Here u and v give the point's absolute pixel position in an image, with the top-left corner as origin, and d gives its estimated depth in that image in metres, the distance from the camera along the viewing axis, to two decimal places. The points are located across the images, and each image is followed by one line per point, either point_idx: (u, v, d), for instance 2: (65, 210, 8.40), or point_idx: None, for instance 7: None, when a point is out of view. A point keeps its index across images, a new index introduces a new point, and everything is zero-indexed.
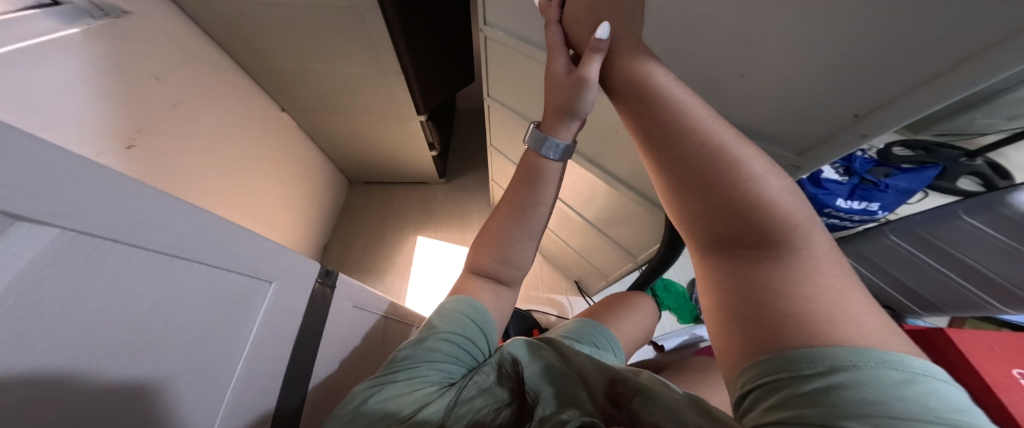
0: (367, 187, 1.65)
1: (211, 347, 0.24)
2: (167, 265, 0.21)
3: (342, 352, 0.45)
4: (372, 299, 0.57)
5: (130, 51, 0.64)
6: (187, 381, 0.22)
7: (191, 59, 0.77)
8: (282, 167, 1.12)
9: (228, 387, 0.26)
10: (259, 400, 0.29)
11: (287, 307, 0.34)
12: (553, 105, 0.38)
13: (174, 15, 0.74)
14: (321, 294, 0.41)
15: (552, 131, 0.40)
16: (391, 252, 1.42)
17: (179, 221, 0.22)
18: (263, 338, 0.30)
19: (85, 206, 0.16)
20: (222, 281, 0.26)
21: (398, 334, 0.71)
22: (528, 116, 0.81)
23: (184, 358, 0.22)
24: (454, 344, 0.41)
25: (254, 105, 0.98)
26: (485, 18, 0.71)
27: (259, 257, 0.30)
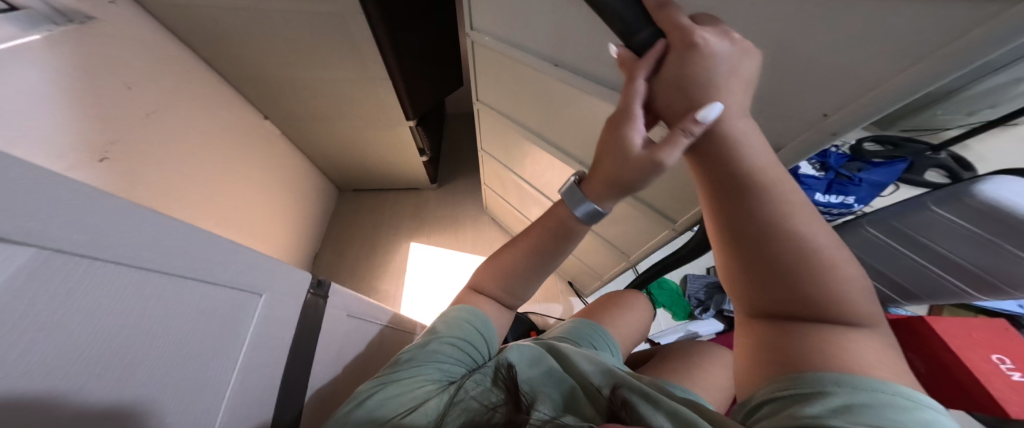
0: (357, 194, 1.69)
1: (195, 360, 0.28)
2: (140, 275, 0.24)
3: (317, 364, 0.48)
4: (364, 309, 0.65)
5: (99, 61, 0.65)
6: (171, 393, 0.26)
7: (158, 65, 0.78)
8: (269, 178, 1.16)
9: (206, 385, 0.29)
10: (236, 398, 0.32)
11: (266, 319, 0.38)
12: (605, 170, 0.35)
13: (144, 22, 0.76)
14: (311, 303, 0.48)
15: (594, 194, 0.37)
16: (383, 259, 1.47)
17: (160, 234, 0.25)
18: (238, 341, 0.33)
19: (63, 227, 0.18)
20: (206, 296, 0.30)
21: (390, 341, 0.79)
22: (520, 120, 0.86)
23: (169, 371, 0.26)
24: (456, 347, 0.43)
25: (233, 112, 1.00)
26: (471, 24, 0.77)
27: (245, 271, 0.35)
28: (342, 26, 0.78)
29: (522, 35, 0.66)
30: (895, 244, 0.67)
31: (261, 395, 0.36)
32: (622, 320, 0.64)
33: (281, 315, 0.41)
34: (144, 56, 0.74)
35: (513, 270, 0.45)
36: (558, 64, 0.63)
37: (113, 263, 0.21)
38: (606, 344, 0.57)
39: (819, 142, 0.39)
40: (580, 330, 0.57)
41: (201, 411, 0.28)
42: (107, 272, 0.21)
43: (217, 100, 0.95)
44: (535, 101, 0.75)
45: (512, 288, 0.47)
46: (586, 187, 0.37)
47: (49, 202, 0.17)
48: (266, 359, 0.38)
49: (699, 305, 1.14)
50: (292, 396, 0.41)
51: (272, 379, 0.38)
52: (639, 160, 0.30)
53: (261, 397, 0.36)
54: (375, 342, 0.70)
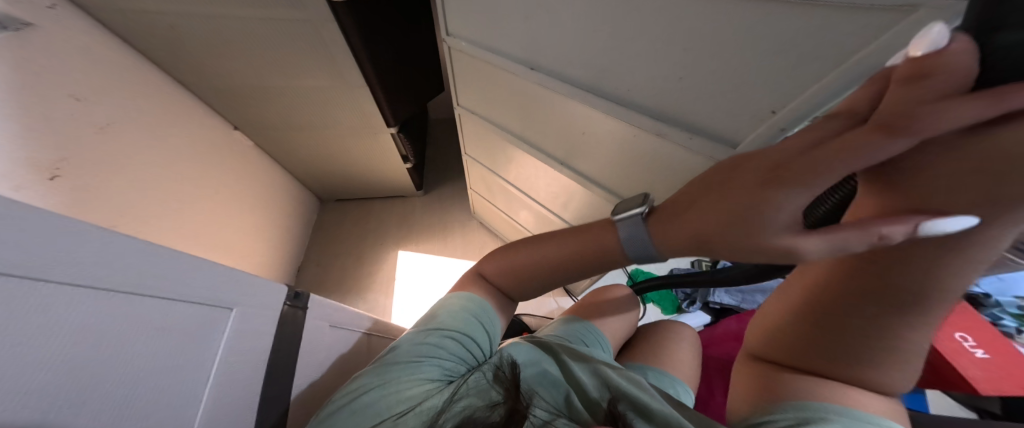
0: (340, 203, 1.65)
1: (156, 381, 0.26)
2: (85, 295, 0.22)
3: (299, 377, 0.46)
4: (348, 318, 0.63)
5: (48, 74, 0.62)
6: (132, 419, 0.24)
7: (108, 74, 0.73)
8: (243, 190, 1.12)
9: (173, 406, 0.27)
10: (209, 415, 0.31)
11: (241, 332, 0.36)
12: (707, 226, 0.25)
13: (92, 32, 0.73)
14: (289, 317, 0.45)
15: (662, 234, 0.29)
16: (370, 269, 1.44)
17: (106, 248, 0.23)
18: (206, 357, 0.31)
19: (8, 248, 0.17)
20: (168, 312, 0.28)
21: (378, 349, 0.77)
22: (499, 122, 0.86)
23: (127, 397, 0.24)
24: (457, 341, 0.41)
25: (198, 122, 0.96)
26: (448, 29, 0.77)
27: (215, 285, 0.33)
28: (314, 34, 0.77)
29: (495, 38, 0.66)
30: None
31: (238, 411, 0.35)
32: (609, 316, 0.65)
33: (259, 329, 0.39)
34: (92, 65, 0.71)
35: (533, 273, 0.41)
36: (533, 67, 0.63)
37: (55, 283, 0.20)
38: (596, 340, 0.57)
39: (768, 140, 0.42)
40: (568, 328, 0.57)
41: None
42: (47, 297, 0.19)
43: (178, 110, 0.90)
44: (513, 102, 0.76)
45: (525, 289, 0.44)
46: (654, 225, 0.30)
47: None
48: (242, 373, 0.36)
49: (686, 299, 1.16)
50: (273, 413, 0.40)
51: (252, 394, 0.37)
52: (773, 244, 0.22)
53: (239, 413, 0.35)
54: (363, 352, 0.68)
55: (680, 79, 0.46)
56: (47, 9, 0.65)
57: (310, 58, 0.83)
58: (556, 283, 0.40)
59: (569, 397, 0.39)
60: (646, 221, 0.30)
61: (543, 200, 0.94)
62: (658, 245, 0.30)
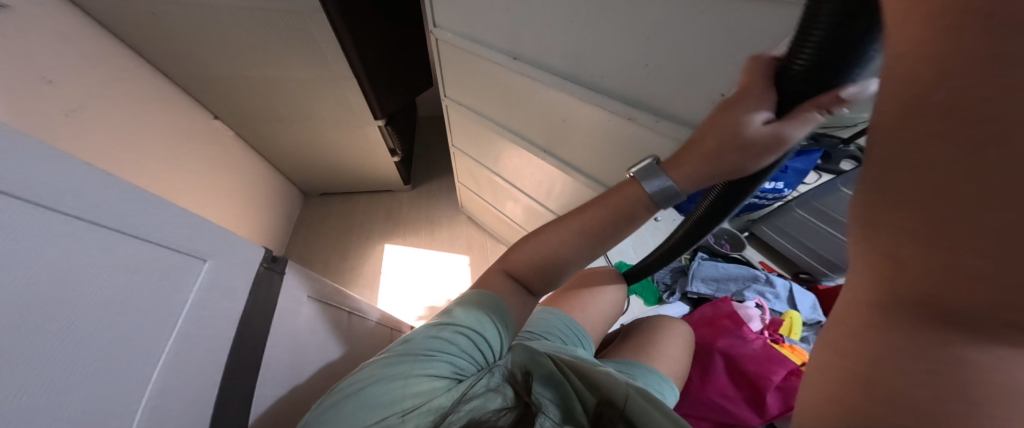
0: (325, 198, 1.62)
1: (128, 316, 0.27)
2: (42, 217, 0.22)
3: (279, 363, 0.46)
4: (332, 307, 0.63)
5: (15, 53, 0.59)
6: (100, 347, 0.25)
7: (80, 56, 0.70)
8: (224, 181, 1.09)
9: (139, 343, 0.28)
10: (173, 364, 0.30)
11: (214, 286, 0.37)
12: (707, 145, 0.33)
13: (64, 12, 0.69)
14: (264, 277, 0.45)
15: (677, 168, 0.36)
16: (355, 264, 1.43)
17: (48, 179, 0.23)
18: (176, 303, 0.32)
19: None
20: (141, 251, 0.29)
21: (363, 338, 0.76)
22: (483, 111, 0.87)
23: (96, 325, 0.24)
24: (471, 338, 0.41)
25: (176, 110, 0.93)
26: (435, 21, 0.76)
27: (187, 235, 0.34)
28: (299, 23, 0.75)
29: (477, 26, 0.67)
30: (811, 217, 1.10)
31: (207, 373, 0.34)
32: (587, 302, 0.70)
33: (232, 288, 0.39)
34: (70, 51, 0.69)
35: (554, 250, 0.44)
36: (516, 57, 0.64)
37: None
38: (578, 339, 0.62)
39: None
40: (548, 322, 0.63)
41: (127, 372, 0.26)
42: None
43: (154, 97, 0.87)
44: (496, 91, 0.77)
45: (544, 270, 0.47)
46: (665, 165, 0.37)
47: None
48: (210, 330, 0.35)
49: (667, 289, 1.22)
50: (249, 396, 0.39)
51: (218, 366, 0.36)
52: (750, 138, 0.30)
53: (206, 374, 0.34)
54: (347, 338, 0.69)
55: (646, 66, 0.49)
56: None
57: (293, 47, 0.82)
58: (580, 252, 0.44)
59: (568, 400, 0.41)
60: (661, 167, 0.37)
61: (528, 191, 0.96)
62: (675, 180, 0.37)
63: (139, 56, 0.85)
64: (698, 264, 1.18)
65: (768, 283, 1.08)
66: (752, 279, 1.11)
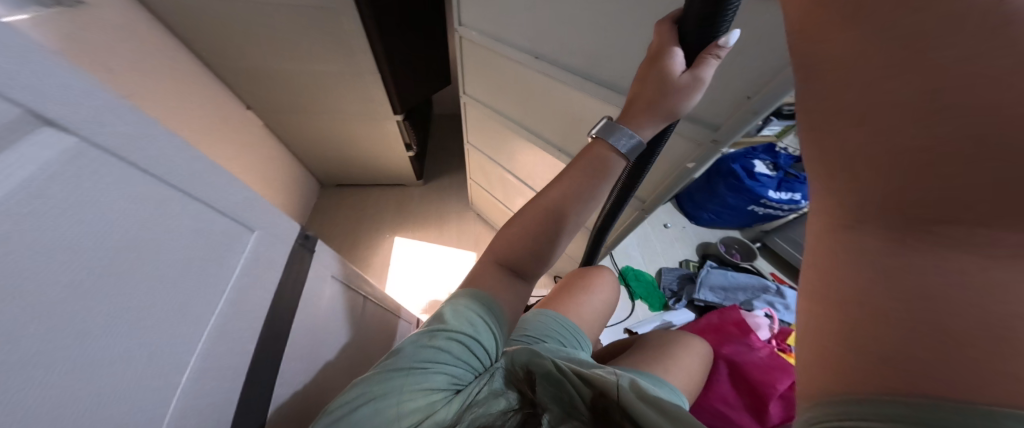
0: (339, 188, 1.66)
1: (193, 278, 0.30)
2: (138, 182, 0.24)
3: (301, 344, 0.49)
4: (349, 290, 0.67)
5: (81, 43, 0.62)
6: (167, 303, 0.27)
7: (138, 48, 0.74)
8: (254, 169, 1.13)
9: (196, 303, 0.30)
10: (215, 334, 0.32)
11: (258, 256, 0.39)
12: (652, 95, 0.41)
13: (126, 5, 0.73)
14: (297, 253, 0.48)
15: (632, 120, 0.44)
16: (366, 255, 1.46)
17: (148, 145, 0.25)
18: (229, 271, 0.34)
19: (95, 124, 0.21)
20: (210, 220, 0.32)
21: (373, 325, 0.79)
22: (500, 108, 0.88)
23: (167, 284, 0.27)
24: (461, 342, 0.42)
25: (215, 100, 0.97)
26: (460, 19, 0.78)
27: (248, 210, 0.37)
28: (331, 17, 0.78)
29: (502, 24, 0.68)
30: None
31: (246, 341, 0.36)
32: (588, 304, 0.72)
33: (271, 259, 0.41)
34: (130, 45, 0.72)
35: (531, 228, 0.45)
36: (539, 57, 0.65)
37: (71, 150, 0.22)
38: (577, 342, 0.65)
39: (745, 122, 0.46)
40: (546, 326, 0.64)
41: (185, 328, 0.29)
42: (87, 167, 0.21)
43: (197, 87, 0.90)
44: (516, 90, 0.78)
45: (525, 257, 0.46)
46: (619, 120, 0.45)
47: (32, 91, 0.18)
48: (254, 300, 0.38)
49: (673, 296, 1.21)
50: (273, 375, 0.41)
51: (254, 339, 0.38)
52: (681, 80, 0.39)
53: (241, 348, 0.36)
54: (360, 324, 0.71)
55: None
56: None
57: (324, 41, 0.85)
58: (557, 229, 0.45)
59: (566, 395, 0.41)
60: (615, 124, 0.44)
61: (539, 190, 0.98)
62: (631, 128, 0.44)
63: (187, 48, 0.88)
64: (707, 273, 1.18)
65: (779, 294, 1.09)
66: (761, 289, 1.12)
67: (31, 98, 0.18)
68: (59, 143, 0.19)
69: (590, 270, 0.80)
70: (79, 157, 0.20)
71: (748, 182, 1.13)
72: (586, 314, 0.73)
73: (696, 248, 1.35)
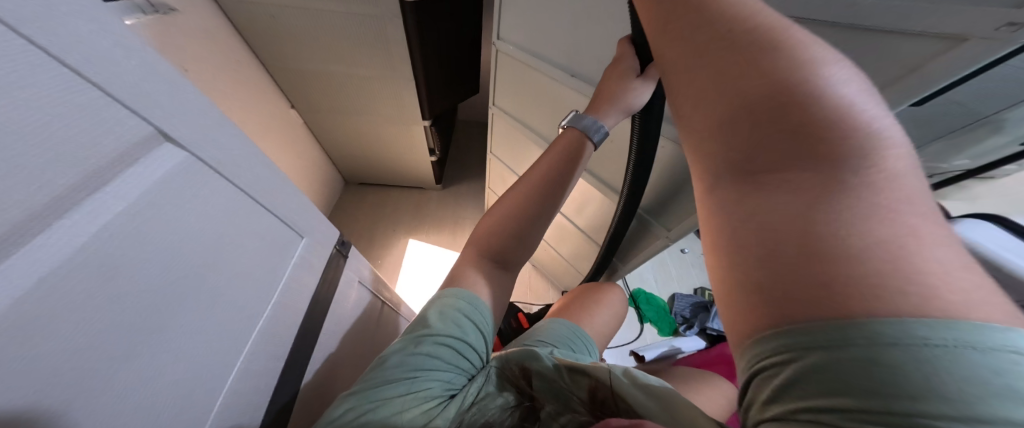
0: (362, 187, 1.73)
1: (256, 274, 0.36)
2: (222, 191, 0.31)
3: (328, 331, 0.52)
4: (371, 284, 0.70)
5: (169, 43, 0.72)
6: (240, 291, 0.34)
7: (213, 50, 0.84)
8: (289, 163, 1.21)
9: (256, 295, 0.36)
10: (265, 330, 0.37)
11: (305, 262, 0.46)
12: (613, 94, 0.49)
13: (211, 12, 0.83)
14: (335, 258, 0.55)
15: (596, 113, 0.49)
16: (381, 254, 1.50)
17: (214, 156, 0.30)
18: (281, 268, 0.41)
19: (201, 139, 0.29)
20: (271, 226, 0.39)
21: (388, 321, 0.82)
22: (526, 123, 0.93)
23: (239, 277, 0.33)
24: (451, 347, 0.45)
25: (266, 98, 1.05)
26: (498, 33, 0.83)
27: (298, 217, 0.45)
28: (381, 25, 0.86)
29: (537, 47, 0.74)
30: None
31: (285, 329, 0.41)
32: (597, 321, 0.73)
33: (313, 261, 0.48)
34: (204, 44, 0.81)
35: (517, 213, 0.48)
36: (575, 74, 0.68)
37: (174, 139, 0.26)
38: (585, 346, 0.66)
39: None
40: (560, 333, 0.65)
41: (248, 313, 0.35)
42: (191, 182, 0.28)
43: (252, 84, 0.99)
44: (543, 107, 0.83)
45: (512, 240, 0.49)
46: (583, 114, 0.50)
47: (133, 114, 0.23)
48: (297, 295, 0.44)
49: (684, 322, 1.17)
50: (303, 356, 0.45)
51: (291, 328, 0.42)
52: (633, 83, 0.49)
53: (283, 330, 0.41)
54: (376, 318, 0.74)
55: None
56: None
57: (374, 48, 0.92)
58: (542, 212, 0.48)
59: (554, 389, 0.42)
60: (582, 114, 0.49)
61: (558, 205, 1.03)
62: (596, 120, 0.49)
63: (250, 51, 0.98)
64: None
65: None
66: None
67: (163, 115, 0.25)
68: (174, 157, 0.26)
69: (603, 287, 0.81)
70: (183, 171, 0.27)
71: None
72: (598, 327, 0.73)
73: None
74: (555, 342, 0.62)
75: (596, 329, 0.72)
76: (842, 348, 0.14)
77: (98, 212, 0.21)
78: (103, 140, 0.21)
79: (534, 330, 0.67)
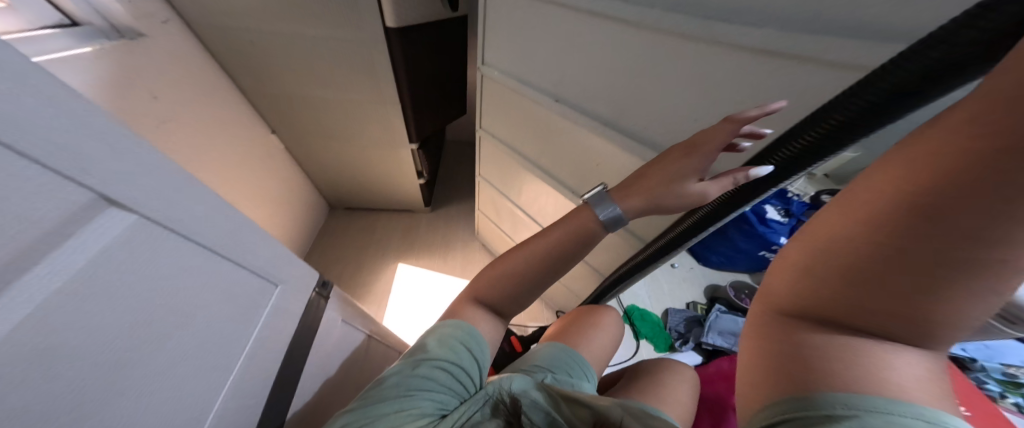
0: (348, 212, 1.68)
1: (221, 334, 0.32)
2: (181, 247, 0.28)
3: (308, 372, 0.48)
4: (359, 316, 0.66)
5: (135, 71, 0.70)
6: (198, 358, 0.30)
7: (187, 79, 0.82)
8: (270, 188, 1.17)
9: (219, 360, 0.32)
10: (235, 388, 0.34)
11: (279, 310, 0.42)
12: (656, 184, 0.42)
13: (184, 37, 0.82)
14: (314, 302, 0.51)
15: (624, 195, 0.44)
16: (368, 279, 1.45)
17: (190, 204, 0.29)
18: (253, 322, 0.37)
19: (159, 192, 0.26)
20: (242, 279, 0.36)
21: (377, 354, 0.77)
22: (515, 146, 0.92)
23: (198, 343, 0.30)
24: (447, 371, 0.42)
25: (243, 123, 1.03)
26: (483, 59, 0.84)
27: (273, 260, 0.41)
28: (364, 52, 0.86)
29: (522, 71, 0.75)
30: None
31: (258, 383, 0.37)
32: (595, 344, 0.70)
33: (289, 309, 0.44)
34: (174, 70, 0.79)
35: (518, 277, 0.48)
36: (559, 99, 0.70)
37: (128, 191, 0.23)
38: (581, 372, 0.61)
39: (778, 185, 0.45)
40: (554, 356, 0.61)
41: (209, 381, 0.31)
42: (148, 244, 0.25)
43: (228, 107, 0.96)
44: (530, 130, 0.83)
45: (512, 298, 0.49)
46: (615, 191, 0.45)
47: (109, 155, 0.22)
48: (272, 338, 0.40)
49: (680, 337, 1.15)
50: (278, 400, 0.41)
51: (265, 379, 0.38)
52: (688, 186, 0.40)
53: (257, 379, 0.37)
54: (363, 353, 0.68)
55: (695, 121, 0.51)
56: (160, 24, 0.76)
57: (358, 73, 0.93)
58: (540, 280, 0.48)
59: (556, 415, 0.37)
60: (607, 193, 0.45)
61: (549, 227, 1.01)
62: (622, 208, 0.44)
63: (226, 76, 0.96)
64: (716, 317, 1.13)
65: None
66: None
67: (117, 171, 0.22)
68: (124, 220, 0.23)
69: (599, 308, 0.78)
70: (138, 234, 0.24)
71: (759, 228, 1.11)
72: (595, 351, 0.70)
73: (704, 290, 1.31)
74: (553, 369, 0.58)
75: (594, 354, 0.69)
76: (860, 417, 0.19)
77: (33, 291, 0.18)
78: (29, 206, 0.18)
79: (524, 357, 0.63)
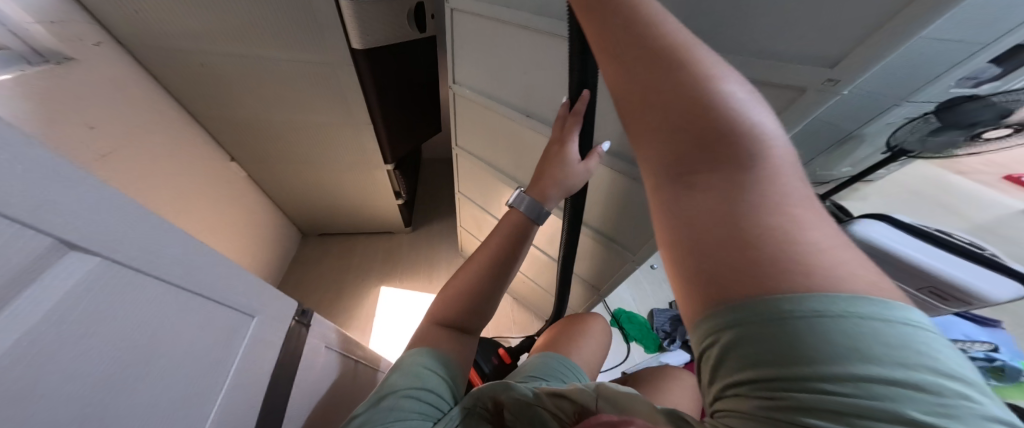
0: (322, 238, 1.60)
1: (202, 375, 0.28)
2: (150, 283, 0.25)
3: (296, 409, 0.43)
4: (343, 344, 0.61)
5: (66, 98, 0.64)
6: (177, 407, 0.26)
7: (129, 105, 0.77)
8: (233, 216, 1.09)
9: (201, 406, 0.28)
10: None
11: (257, 342, 0.38)
12: (558, 175, 0.51)
13: (120, 61, 0.77)
14: (294, 331, 0.46)
15: (540, 193, 0.52)
16: (349, 305, 1.37)
17: (159, 243, 0.26)
18: (232, 359, 0.33)
19: (130, 233, 0.23)
20: (215, 313, 0.32)
21: (365, 384, 0.71)
22: (492, 162, 0.92)
23: (177, 389, 0.26)
24: (419, 398, 0.39)
25: (197, 150, 0.97)
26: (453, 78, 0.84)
27: (247, 293, 0.37)
28: (330, 73, 0.84)
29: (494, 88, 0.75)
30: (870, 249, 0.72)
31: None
32: (587, 349, 0.68)
33: (269, 340, 0.40)
34: (114, 97, 0.74)
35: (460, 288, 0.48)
36: (529, 114, 0.70)
37: (96, 235, 0.20)
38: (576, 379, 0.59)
39: None
40: (546, 365, 0.58)
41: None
42: (113, 285, 0.22)
43: (177, 132, 0.90)
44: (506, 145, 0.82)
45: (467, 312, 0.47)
46: (532, 192, 0.52)
47: (80, 207, 0.19)
48: (254, 376, 0.36)
49: (667, 337, 1.15)
50: None
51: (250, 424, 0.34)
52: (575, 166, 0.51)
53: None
54: (349, 386, 0.63)
55: None
56: (93, 46, 0.71)
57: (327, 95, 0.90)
58: (492, 283, 0.48)
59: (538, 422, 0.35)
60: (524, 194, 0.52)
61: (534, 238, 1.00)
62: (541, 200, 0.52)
63: (175, 102, 0.91)
64: None
65: None
66: None
67: (87, 217, 0.20)
68: (85, 265, 0.20)
69: (585, 314, 0.77)
70: (99, 278, 0.21)
71: None
72: (587, 358, 0.68)
73: None
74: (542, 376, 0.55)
75: (586, 361, 0.67)
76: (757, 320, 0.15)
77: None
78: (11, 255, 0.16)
79: (517, 370, 0.60)
